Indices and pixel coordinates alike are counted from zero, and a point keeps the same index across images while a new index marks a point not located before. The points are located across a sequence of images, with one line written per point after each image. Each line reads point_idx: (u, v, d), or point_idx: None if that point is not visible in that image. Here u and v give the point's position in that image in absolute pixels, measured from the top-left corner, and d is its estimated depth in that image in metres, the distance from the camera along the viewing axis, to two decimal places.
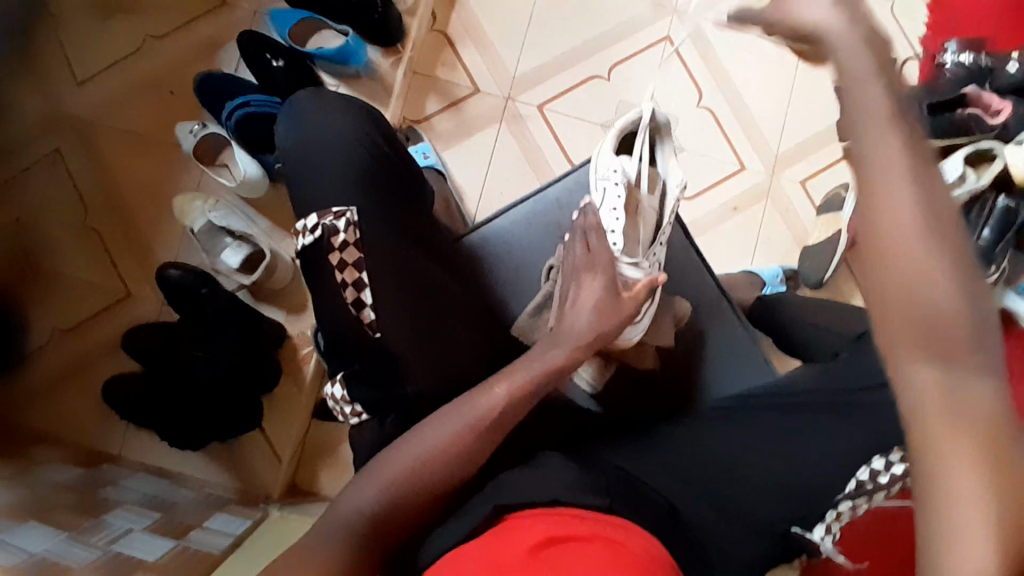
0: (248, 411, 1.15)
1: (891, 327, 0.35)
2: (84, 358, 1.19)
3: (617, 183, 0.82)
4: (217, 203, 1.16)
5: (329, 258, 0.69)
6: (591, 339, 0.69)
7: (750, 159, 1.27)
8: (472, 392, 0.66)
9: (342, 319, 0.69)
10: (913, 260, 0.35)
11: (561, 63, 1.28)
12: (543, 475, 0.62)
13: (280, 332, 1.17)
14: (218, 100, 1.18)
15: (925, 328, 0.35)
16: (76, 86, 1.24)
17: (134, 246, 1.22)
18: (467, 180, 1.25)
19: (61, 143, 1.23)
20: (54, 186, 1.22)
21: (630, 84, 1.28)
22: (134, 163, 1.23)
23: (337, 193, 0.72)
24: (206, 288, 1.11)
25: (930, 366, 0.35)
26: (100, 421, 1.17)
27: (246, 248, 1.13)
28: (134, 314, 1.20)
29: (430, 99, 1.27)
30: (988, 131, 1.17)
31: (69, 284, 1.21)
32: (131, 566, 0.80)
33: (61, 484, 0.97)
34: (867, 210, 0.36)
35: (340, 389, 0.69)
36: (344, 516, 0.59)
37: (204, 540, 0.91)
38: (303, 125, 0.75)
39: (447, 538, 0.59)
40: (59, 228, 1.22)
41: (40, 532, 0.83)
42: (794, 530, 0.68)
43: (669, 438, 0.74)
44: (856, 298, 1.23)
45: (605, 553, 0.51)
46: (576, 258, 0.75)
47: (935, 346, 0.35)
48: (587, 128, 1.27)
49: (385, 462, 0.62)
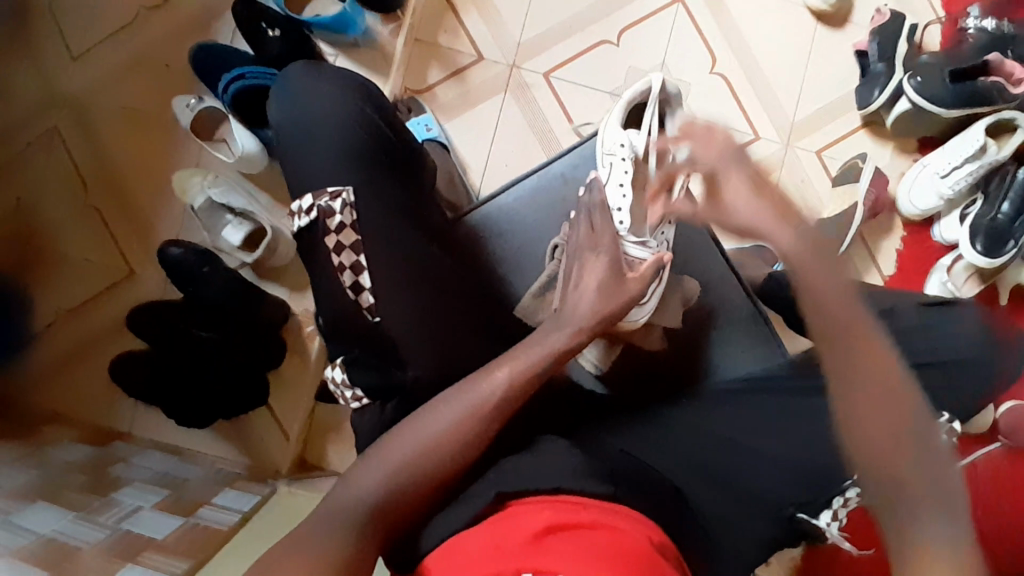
0: (253, 390, 1.15)
1: (884, 490, 0.57)
2: (90, 336, 1.19)
3: (624, 158, 0.81)
4: (217, 180, 1.14)
5: (325, 240, 0.69)
6: (594, 321, 0.67)
7: (764, 129, 1.23)
8: (473, 375, 0.65)
9: (341, 303, 0.68)
10: (899, 451, 0.57)
11: (566, 29, 1.23)
12: (545, 462, 0.61)
13: (285, 308, 1.16)
14: (214, 73, 1.16)
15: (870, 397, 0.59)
16: (72, 61, 1.22)
17: (135, 224, 1.20)
18: (471, 153, 1.21)
19: (59, 122, 1.21)
20: (53, 165, 1.21)
21: (639, 50, 1.23)
22: (133, 139, 1.21)
23: (332, 171, 0.70)
24: (207, 267, 1.10)
25: (926, 532, 0.54)
26: (108, 400, 1.17)
27: (247, 225, 1.12)
28: (138, 292, 1.20)
29: (432, 68, 1.23)
30: (1009, 102, 1.13)
31: (73, 263, 1.20)
32: (140, 545, 0.80)
33: (72, 464, 0.98)
34: (854, 402, 0.60)
35: (340, 373, 0.68)
36: (345, 502, 0.58)
37: (213, 515, 0.91)
38: (298, 98, 0.73)
39: (448, 524, 0.59)
40: (60, 207, 1.20)
41: (50, 512, 0.84)
42: (800, 515, 0.67)
43: (675, 422, 0.72)
44: (871, 273, 1.20)
45: (606, 546, 0.50)
46: (579, 238, 0.73)
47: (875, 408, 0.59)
48: (595, 96, 1.22)
49: (386, 448, 0.61)
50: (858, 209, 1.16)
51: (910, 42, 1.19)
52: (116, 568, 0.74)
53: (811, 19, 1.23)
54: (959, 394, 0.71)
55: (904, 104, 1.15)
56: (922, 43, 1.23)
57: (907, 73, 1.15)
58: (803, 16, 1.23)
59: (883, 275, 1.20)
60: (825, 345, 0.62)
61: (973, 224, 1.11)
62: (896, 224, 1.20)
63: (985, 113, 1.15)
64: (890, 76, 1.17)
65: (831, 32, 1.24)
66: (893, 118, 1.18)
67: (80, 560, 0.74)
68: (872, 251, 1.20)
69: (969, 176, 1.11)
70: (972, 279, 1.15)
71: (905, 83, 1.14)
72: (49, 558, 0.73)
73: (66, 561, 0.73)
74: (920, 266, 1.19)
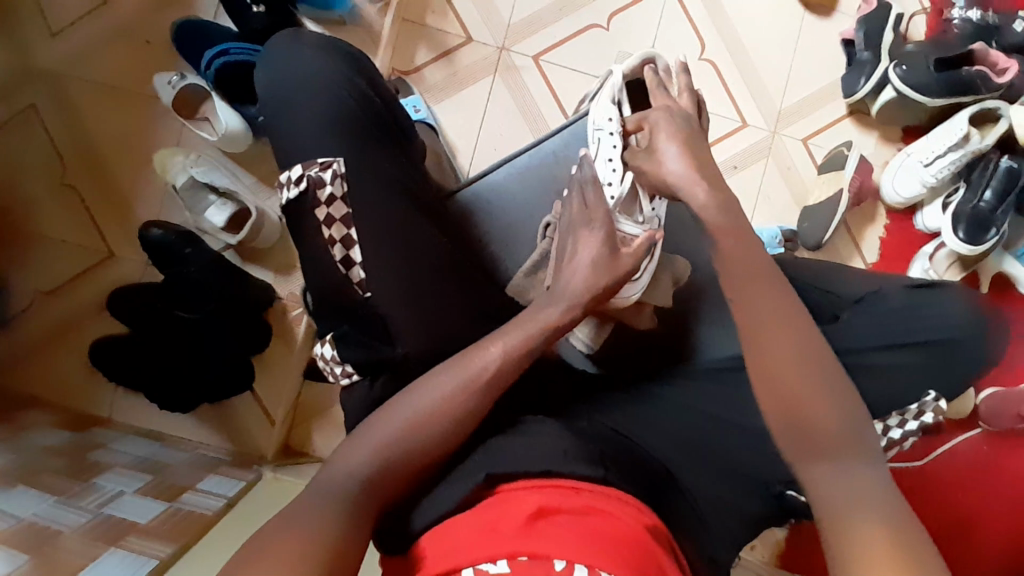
0: (237, 374, 1.12)
1: None
2: (68, 319, 1.16)
3: (613, 132, 0.79)
4: (199, 159, 1.12)
5: (315, 212, 0.68)
6: (586, 296, 0.68)
7: (752, 116, 1.24)
8: (465, 351, 0.65)
9: (329, 278, 0.68)
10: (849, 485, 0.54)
11: (558, 10, 1.22)
12: (535, 443, 0.60)
13: (269, 291, 1.14)
14: (198, 49, 1.14)
15: (832, 435, 0.55)
16: (51, 37, 1.18)
17: (115, 206, 1.18)
18: (459, 135, 1.20)
19: (38, 98, 1.18)
20: (32, 144, 1.18)
21: (630, 33, 1.22)
22: (112, 117, 1.18)
23: (319, 144, 0.70)
24: (190, 248, 1.08)
25: None
26: (87, 383, 1.15)
27: (230, 206, 1.10)
28: (117, 274, 1.17)
29: (420, 49, 1.22)
30: (994, 91, 1.14)
31: (51, 244, 1.17)
32: (123, 529, 0.78)
33: (49, 447, 0.95)
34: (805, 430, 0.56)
35: (330, 350, 0.69)
36: (336, 479, 0.57)
37: (197, 502, 0.89)
38: (284, 73, 0.73)
39: (436, 508, 0.57)
40: (39, 189, 1.17)
41: (26, 497, 0.81)
42: (789, 492, 0.68)
43: (664, 398, 0.73)
44: (853, 260, 1.21)
45: (591, 536, 0.50)
46: (572, 213, 0.74)
47: (828, 449, 0.54)
48: (585, 80, 1.22)
49: (372, 429, 0.60)
50: (843, 196, 1.16)
51: (896, 31, 1.19)
52: (98, 552, 0.72)
53: (800, 7, 1.24)
54: (948, 377, 0.72)
55: (890, 93, 1.15)
56: (907, 32, 1.24)
57: (892, 62, 1.16)
58: (791, 3, 1.24)
59: (865, 262, 1.21)
60: (787, 375, 0.58)
61: (955, 211, 1.12)
62: (879, 213, 1.22)
63: (969, 102, 1.16)
64: (876, 64, 1.18)
65: (819, 20, 1.24)
66: (877, 107, 1.19)
67: (61, 545, 0.72)
68: (855, 238, 1.22)
69: (952, 164, 1.11)
70: (954, 267, 1.17)
71: (890, 72, 1.15)
72: (27, 544, 0.71)
73: (46, 547, 0.71)
74: (904, 252, 1.21)
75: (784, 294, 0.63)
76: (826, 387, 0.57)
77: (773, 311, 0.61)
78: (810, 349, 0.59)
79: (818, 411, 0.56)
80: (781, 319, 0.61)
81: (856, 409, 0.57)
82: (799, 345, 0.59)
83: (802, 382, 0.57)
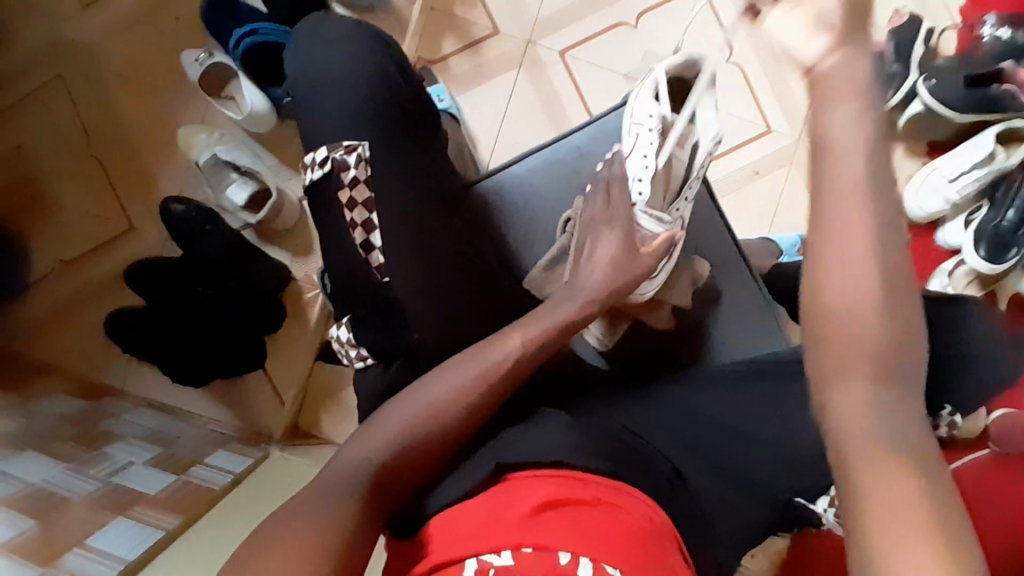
0: (248, 355, 1.13)
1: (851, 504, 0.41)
2: (91, 287, 1.17)
3: (652, 128, 0.79)
4: (223, 138, 1.15)
5: (338, 196, 0.69)
6: (606, 295, 0.69)
7: (777, 123, 1.23)
8: (483, 343, 0.65)
9: (349, 261, 0.69)
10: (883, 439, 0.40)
11: (587, 7, 1.22)
12: (547, 433, 0.60)
13: (285, 273, 1.14)
14: (227, 29, 1.15)
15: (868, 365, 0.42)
16: (82, 9, 1.19)
17: (140, 180, 1.19)
18: (482, 128, 1.20)
19: (66, 68, 1.19)
20: (59, 112, 1.19)
21: (658, 34, 1.22)
22: (142, 91, 1.19)
23: (349, 128, 0.71)
24: (209, 226, 1.11)
25: None
26: (101, 355, 1.16)
27: (251, 185, 1.11)
28: (136, 249, 1.18)
29: (448, 39, 1.22)
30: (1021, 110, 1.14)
31: (73, 213, 1.18)
32: (131, 499, 0.79)
33: (62, 414, 0.97)
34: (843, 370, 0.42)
35: (346, 333, 0.69)
36: (351, 467, 0.57)
37: (205, 475, 0.89)
38: (313, 54, 0.74)
39: (448, 492, 0.58)
40: (65, 158, 1.19)
41: (39, 460, 0.83)
42: (797, 500, 0.69)
43: (677, 401, 0.73)
44: None
45: (593, 530, 0.50)
46: (594, 210, 0.75)
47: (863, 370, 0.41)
48: (610, 77, 1.21)
49: (391, 414, 0.61)
50: None
51: (927, 44, 1.19)
52: (106, 521, 0.73)
53: None
54: (960, 394, 0.72)
55: (918, 106, 1.15)
56: (937, 47, 1.22)
57: (921, 76, 1.15)
58: None
59: None
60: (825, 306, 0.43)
61: (977, 229, 1.11)
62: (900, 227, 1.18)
63: (995, 120, 1.15)
64: (906, 76, 1.16)
65: None
66: (904, 120, 1.17)
67: (68, 513, 0.73)
68: None
69: (976, 181, 1.12)
70: (973, 284, 1.14)
71: (920, 85, 1.15)
72: (37, 508, 0.72)
73: (55, 512, 0.72)
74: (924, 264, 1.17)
75: (870, 189, 0.43)
76: (873, 308, 0.42)
77: (840, 207, 0.43)
78: (874, 248, 0.42)
79: (870, 346, 0.42)
80: (851, 215, 0.42)
81: (908, 346, 0.42)
82: (865, 239, 0.42)
83: (857, 312, 0.42)
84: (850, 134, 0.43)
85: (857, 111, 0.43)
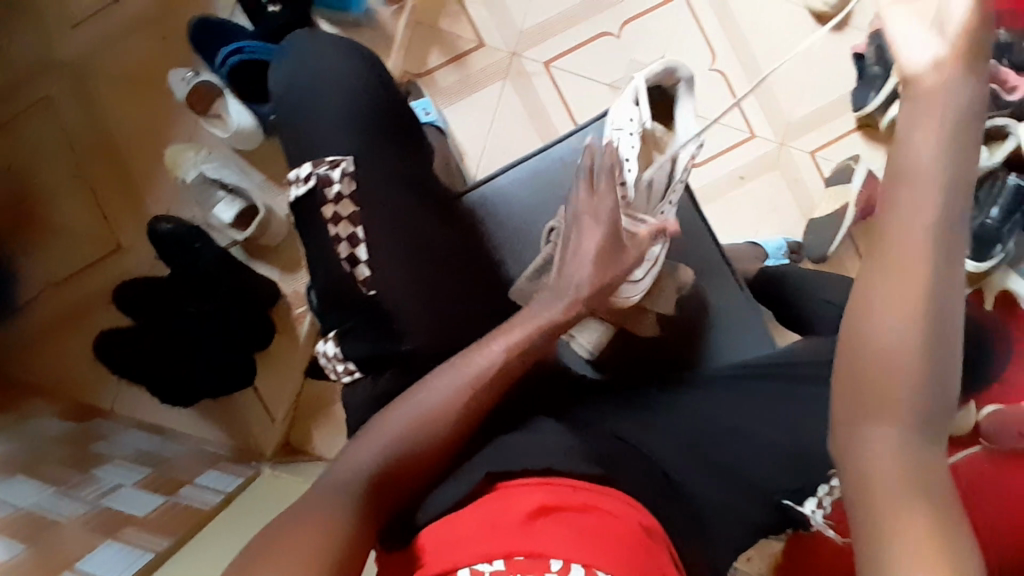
0: (238, 369, 1.12)
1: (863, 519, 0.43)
2: (82, 306, 1.17)
3: (632, 132, 0.81)
4: (211, 156, 1.15)
5: (322, 210, 0.69)
6: (590, 290, 0.69)
7: (761, 127, 1.24)
8: (468, 349, 0.66)
9: (336, 274, 0.69)
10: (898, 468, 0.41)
11: (571, 18, 1.23)
12: (537, 441, 0.61)
13: (274, 288, 1.14)
14: (213, 45, 1.15)
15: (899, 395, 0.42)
16: (70, 29, 1.19)
17: (129, 198, 1.19)
18: (468, 139, 1.21)
19: (55, 89, 1.20)
20: (47, 133, 1.19)
21: (642, 42, 1.23)
22: (133, 109, 1.20)
23: (335, 142, 0.71)
24: (199, 243, 1.11)
25: None
26: (92, 375, 1.15)
27: (239, 203, 1.12)
28: (126, 268, 1.18)
29: (433, 53, 1.23)
30: (1003, 108, 1.14)
31: (61, 233, 1.18)
32: (121, 521, 0.79)
33: (52, 436, 0.96)
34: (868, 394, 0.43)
35: (332, 347, 0.70)
36: (342, 479, 0.57)
37: (195, 496, 0.88)
38: (299, 69, 0.74)
39: (446, 497, 0.58)
40: (53, 179, 1.19)
41: (28, 486, 0.82)
42: (787, 502, 0.68)
43: (665, 405, 0.73)
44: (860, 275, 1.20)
45: (584, 534, 0.50)
46: (579, 201, 0.73)
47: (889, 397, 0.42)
48: (595, 86, 1.22)
49: (382, 421, 0.61)
50: (849, 210, 1.17)
51: None
52: (97, 544, 0.73)
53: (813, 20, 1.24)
54: None
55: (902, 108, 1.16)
56: None
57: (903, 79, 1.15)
58: (805, 16, 1.24)
59: None
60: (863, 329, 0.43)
61: None
62: None
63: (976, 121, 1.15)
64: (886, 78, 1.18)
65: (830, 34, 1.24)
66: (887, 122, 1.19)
67: (59, 536, 0.72)
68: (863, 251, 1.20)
69: None
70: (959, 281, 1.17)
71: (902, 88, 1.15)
72: (27, 532, 0.72)
73: (45, 535, 0.72)
74: None
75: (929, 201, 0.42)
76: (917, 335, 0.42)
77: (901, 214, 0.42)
78: (927, 266, 0.41)
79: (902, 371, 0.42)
80: (908, 228, 0.42)
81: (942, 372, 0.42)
82: (917, 253, 0.41)
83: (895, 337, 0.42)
84: (927, 151, 0.42)
85: (937, 129, 0.42)
